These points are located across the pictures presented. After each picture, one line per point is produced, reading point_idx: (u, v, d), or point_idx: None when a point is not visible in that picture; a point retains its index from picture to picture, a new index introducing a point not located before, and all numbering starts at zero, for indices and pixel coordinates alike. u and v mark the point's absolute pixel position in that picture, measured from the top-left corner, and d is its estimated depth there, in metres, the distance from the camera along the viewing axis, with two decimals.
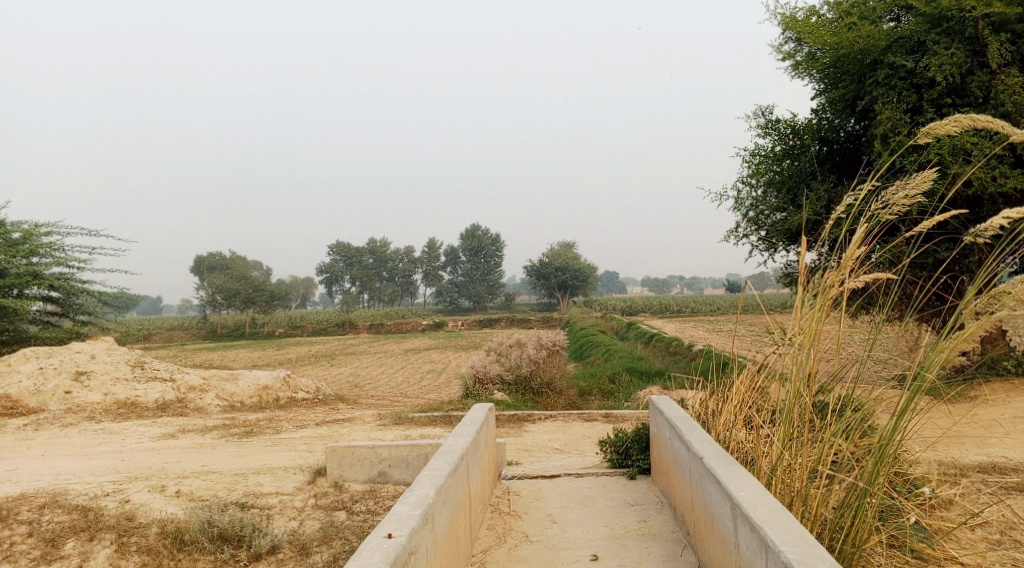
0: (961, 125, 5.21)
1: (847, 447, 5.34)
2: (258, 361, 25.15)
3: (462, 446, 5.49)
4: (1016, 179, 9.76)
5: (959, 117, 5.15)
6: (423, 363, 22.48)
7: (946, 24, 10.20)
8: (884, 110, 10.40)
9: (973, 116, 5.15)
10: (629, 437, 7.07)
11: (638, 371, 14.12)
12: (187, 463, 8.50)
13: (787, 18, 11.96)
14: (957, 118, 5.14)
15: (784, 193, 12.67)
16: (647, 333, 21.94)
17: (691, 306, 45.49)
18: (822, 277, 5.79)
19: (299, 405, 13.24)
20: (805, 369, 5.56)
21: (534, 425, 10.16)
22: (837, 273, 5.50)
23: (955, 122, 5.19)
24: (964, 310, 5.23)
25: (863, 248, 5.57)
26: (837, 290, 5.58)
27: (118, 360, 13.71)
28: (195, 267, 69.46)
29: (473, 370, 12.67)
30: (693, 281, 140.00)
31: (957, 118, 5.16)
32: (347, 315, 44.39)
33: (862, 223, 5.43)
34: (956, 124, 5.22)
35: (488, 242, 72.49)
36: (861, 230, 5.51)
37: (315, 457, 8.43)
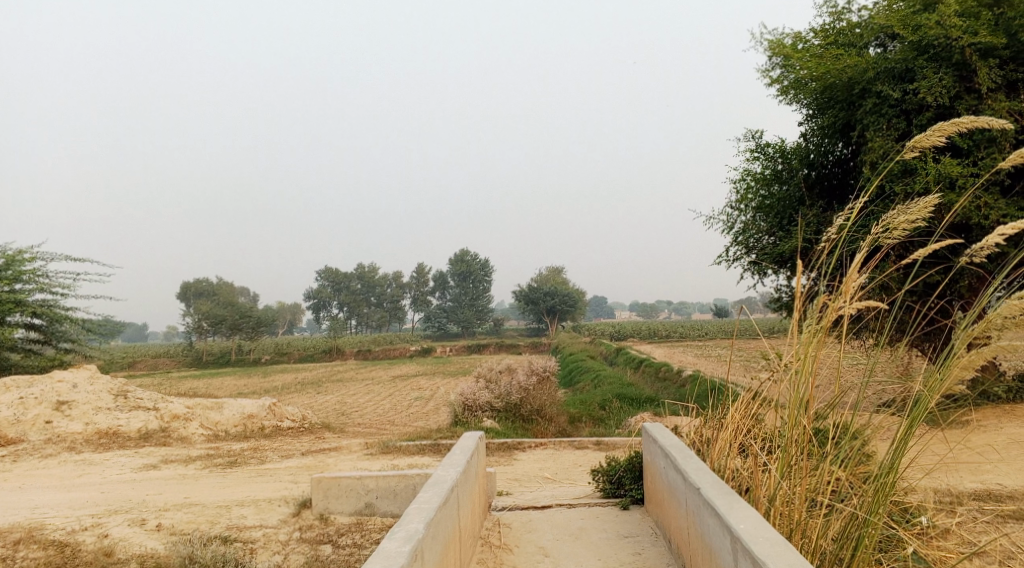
0: (947, 131, 5.19)
1: (847, 476, 5.21)
2: (244, 389, 24.86)
3: (452, 478, 5.33)
4: (1003, 209, 9.69)
5: (945, 124, 5.07)
6: (412, 389, 22.28)
7: (932, 50, 10.15)
8: (875, 137, 10.42)
9: (958, 119, 5.13)
10: (621, 466, 6.93)
11: (629, 397, 13.99)
12: (169, 494, 8.29)
13: (774, 46, 12.01)
14: (940, 124, 5.11)
15: (773, 217, 12.63)
16: (636, 358, 21.86)
17: (680, 331, 45.49)
18: (817, 303, 5.70)
19: (285, 434, 13.03)
20: (803, 396, 5.44)
21: (524, 453, 10.00)
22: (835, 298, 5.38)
23: (939, 130, 5.18)
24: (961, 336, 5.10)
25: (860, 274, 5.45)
26: (835, 316, 5.47)
27: (100, 389, 13.47)
28: (181, 293, 69.10)
29: (462, 397, 12.50)
30: (681, 306, 140.31)
31: (941, 124, 5.13)
32: (334, 341, 44.11)
33: (859, 250, 5.37)
34: (945, 133, 5.16)
35: (476, 267, 72.45)
36: (861, 257, 5.45)
37: (301, 489, 8.23)
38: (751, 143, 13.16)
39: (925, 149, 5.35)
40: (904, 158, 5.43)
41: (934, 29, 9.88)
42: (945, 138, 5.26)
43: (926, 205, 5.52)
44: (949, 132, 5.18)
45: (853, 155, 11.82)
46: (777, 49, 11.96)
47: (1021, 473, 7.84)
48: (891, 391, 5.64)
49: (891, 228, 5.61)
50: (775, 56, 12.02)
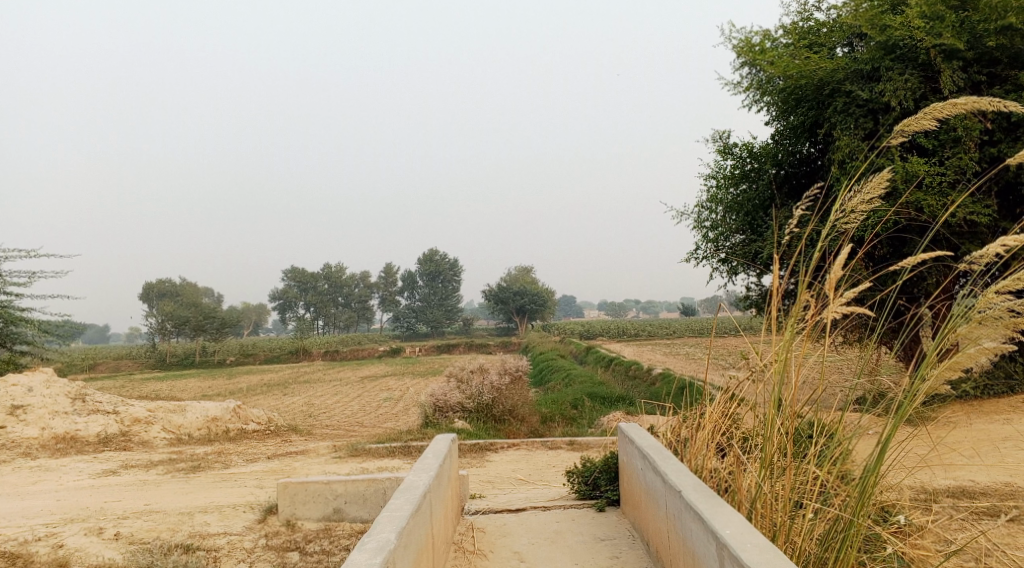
0: (937, 114, 5.11)
1: (829, 477, 5.09)
2: (210, 391, 24.40)
3: (424, 483, 5.15)
4: (969, 207, 9.63)
5: (935, 107, 5.02)
6: (380, 390, 22.00)
7: (898, 50, 10.19)
8: (842, 136, 10.37)
9: (952, 101, 5.06)
10: (597, 467, 6.78)
11: (600, 396, 13.87)
12: (128, 501, 7.98)
13: (742, 45, 11.93)
14: (931, 107, 5.04)
15: (743, 216, 12.55)
16: (606, 356, 21.80)
17: (649, 330, 45.66)
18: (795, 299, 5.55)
19: (250, 437, 12.72)
20: (783, 395, 5.29)
21: (497, 454, 9.82)
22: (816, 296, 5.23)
23: (931, 112, 5.10)
24: (948, 334, 4.95)
25: (841, 270, 5.32)
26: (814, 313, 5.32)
27: (57, 392, 13.03)
28: (144, 294, 67.90)
29: (433, 398, 12.30)
30: (648, 305, 141.27)
31: (935, 104, 5.05)
32: (301, 341, 43.58)
33: (840, 247, 5.25)
34: (933, 115, 5.10)
35: (445, 267, 72.21)
36: (840, 254, 5.34)
37: (267, 494, 7.98)
38: (720, 142, 13.09)
39: (913, 134, 5.24)
40: (890, 143, 5.33)
41: (899, 30, 9.84)
42: (934, 123, 5.19)
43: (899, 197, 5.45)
44: (940, 115, 5.10)
45: (821, 154, 11.79)
46: (745, 47, 11.87)
47: (995, 469, 7.81)
48: (874, 391, 5.52)
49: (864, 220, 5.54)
50: (743, 55, 11.94)
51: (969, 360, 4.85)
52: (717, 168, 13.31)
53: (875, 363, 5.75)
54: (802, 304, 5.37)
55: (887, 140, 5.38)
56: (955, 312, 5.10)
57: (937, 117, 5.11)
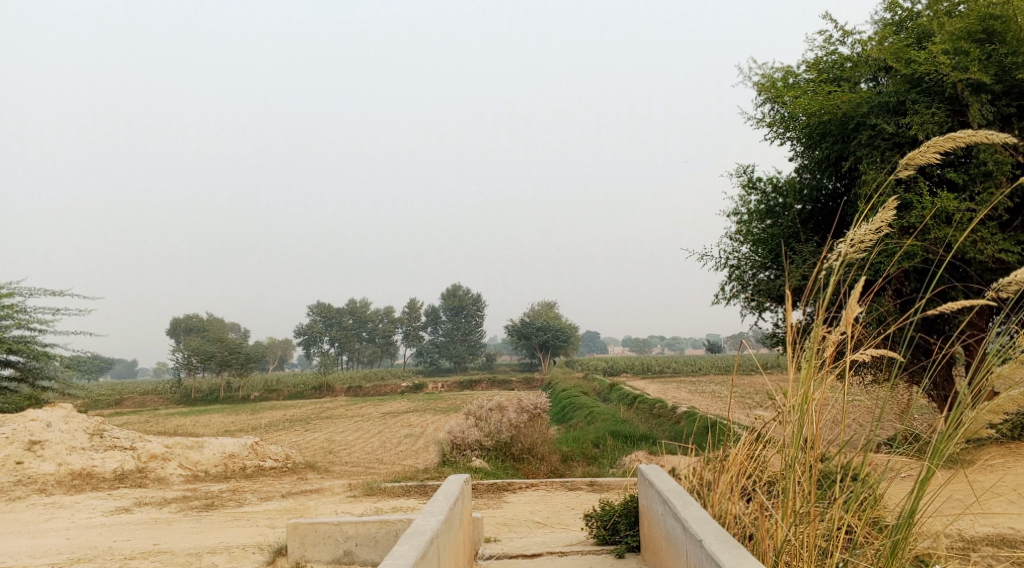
0: (940, 147, 4.91)
1: (859, 524, 4.83)
2: (232, 426, 24.28)
3: (432, 527, 4.94)
4: (998, 244, 9.34)
5: (937, 141, 4.83)
6: (402, 426, 21.82)
7: (924, 84, 9.98)
8: (868, 170, 10.12)
9: (955, 136, 4.88)
10: (617, 510, 6.54)
11: (622, 434, 13.59)
12: (138, 541, 7.83)
13: (764, 81, 11.82)
14: (935, 139, 4.84)
15: (768, 252, 12.28)
16: (629, 394, 21.47)
17: (674, 366, 45.20)
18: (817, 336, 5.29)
19: (266, 474, 12.57)
20: (808, 438, 5.02)
21: (515, 494, 9.60)
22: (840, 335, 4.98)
23: (935, 146, 4.89)
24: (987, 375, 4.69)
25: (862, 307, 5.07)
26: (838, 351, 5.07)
27: (75, 428, 12.98)
28: (171, 329, 68.43)
29: (451, 435, 12.10)
30: (673, 341, 140.30)
31: (936, 139, 4.85)
32: (324, 377, 43.57)
33: (856, 282, 5.02)
34: (933, 149, 4.90)
35: (469, 302, 72.15)
36: (858, 289, 5.11)
37: (278, 534, 7.79)
38: (744, 177, 12.89)
39: (919, 167, 5.02)
40: (896, 178, 5.12)
41: (925, 63, 9.65)
42: (939, 157, 4.98)
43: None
44: (945, 148, 4.90)
45: (847, 190, 11.50)
46: (767, 84, 11.75)
47: None
48: (903, 431, 5.26)
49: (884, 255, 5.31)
50: (765, 90, 11.82)
51: (1013, 405, 4.56)
52: (742, 204, 13.09)
53: (903, 402, 5.49)
54: (826, 343, 5.11)
55: (896, 173, 5.16)
56: (993, 351, 4.81)
57: (949, 149, 4.91)
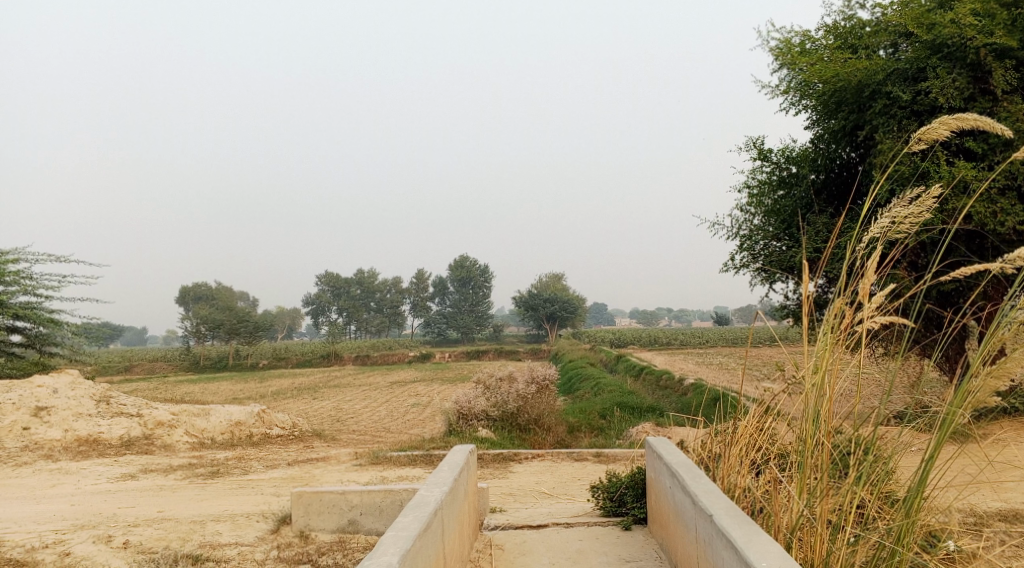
0: (952, 124, 4.70)
1: (870, 499, 4.72)
2: (241, 394, 24.34)
3: (435, 498, 4.86)
4: (1019, 215, 9.13)
5: (947, 119, 4.63)
6: (409, 396, 21.81)
7: (946, 50, 9.73)
8: (884, 140, 9.91)
9: (961, 114, 4.68)
10: (623, 483, 6.47)
11: (629, 406, 13.51)
12: (141, 508, 7.80)
13: (780, 47, 11.56)
14: (944, 118, 4.64)
15: (781, 222, 12.09)
16: (636, 365, 21.40)
17: (681, 338, 45.10)
18: (833, 309, 5.13)
19: (273, 442, 12.56)
20: (821, 411, 4.89)
21: (521, 465, 9.55)
22: (857, 307, 4.83)
23: (948, 121, 4.69)
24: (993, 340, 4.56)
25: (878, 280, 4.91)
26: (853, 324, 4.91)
27: (82, 394, 12.97)
28: (181, 297, 68.69)
29: (457, 405, 12.06)
30: (680, 314, 140.17)
31: (945, 117, 4.64)
32: (332, 346, 43.69)
33: (871, 255, 4.85)
34: (945, 126, 4.71)
35: (476, 273, 72.00)
36: (875, 260, 4.94)
37: (282, 503, 7.76)
38: (756, 148, 12.68)
39: (932, 142, 4.84)
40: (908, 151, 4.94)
41: (949, 28, 9.40)
42: (951, 132, 4.79)
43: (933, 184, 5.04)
44: (959, 123, 4.70)
45: (861, 159, 11.27)
46: (782, 50, 11.50)
47: None
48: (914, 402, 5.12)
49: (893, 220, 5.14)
50: (780, 57, 11.59)
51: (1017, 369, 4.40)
52: (753, 176, 12.90)
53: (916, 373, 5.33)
54: (841, 315, 4.96)
55: (910, 145, 4.96)
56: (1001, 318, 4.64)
57: (966, 127, 4.72)
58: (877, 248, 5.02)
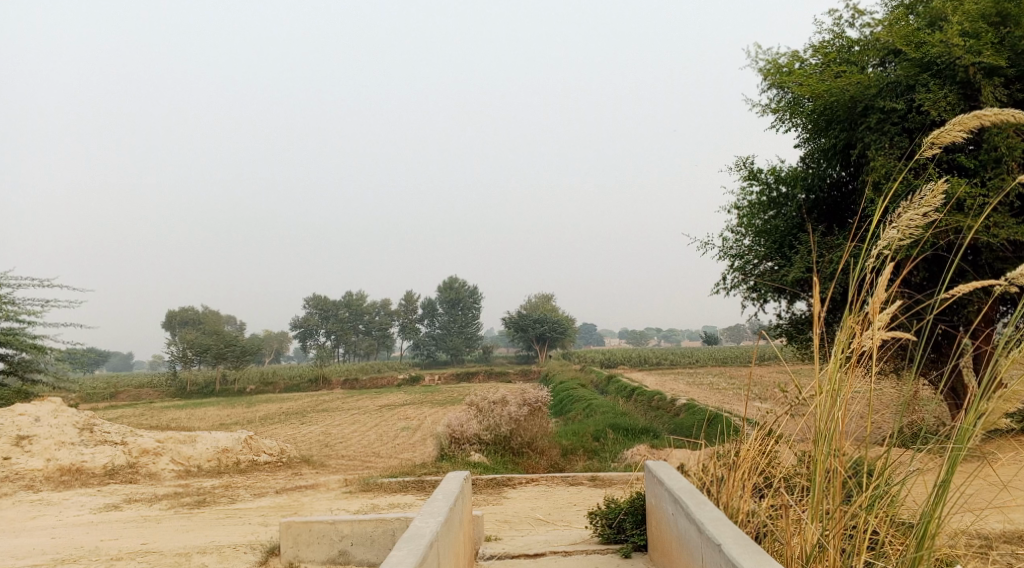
0: (968, 124, 4.60)
1: (882, 525, 4.58)
2: (228, 420, 24.03)
3: (431, 530, 4.68)
4: (1012, 229, 9.06)
5: (964, 118, 4.53)
6: (398, 419, 21.56)
7: (935, 67, 9.68)
8: (876, 156, 9.82)
9: (976, 114, 4.56)
10: (622, 509, 6.29)
11: (623, 427, 13.33)
12: (125, 540, 7.56)
13: (769, 67, 11.54)
14: (962, 117, 4.53)
15: (772, 242, 11.99)
16: (627, 385, 21.25)
17: (671, 358, 44.99)
18: (842, 328, 4.96)
19: (260, 470, 12.31)
20: (831, 433, 4.72)
21: (515, 490, 9.36)
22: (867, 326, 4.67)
23: (963, 122, 4.58)
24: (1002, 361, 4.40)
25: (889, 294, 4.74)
26: (862, 344, 4.75)
27: (65, 422, 12.68)
28: (167, 321, 68.17)
29: (449, 428, 11.85)
30: (669, 333, 140.22)
31: (964, 116, 4.54)
32: (320, 369, 43.32)
33: (882, 268, 4.69)
34: (962, 126, 4.60)
35: (465, 294, 71.84)
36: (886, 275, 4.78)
37: (270, 533, 7.54)
38: (746, 168, 12.62)
39: (943, 146, 4.72)
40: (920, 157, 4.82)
41: (937, 46, 9.37)
42: (965, 135, 4.69)
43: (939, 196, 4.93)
44: (975, 123, 4.60)
45: (851, 178, 11.18)
46: (772, 69, 11.47)
47: None
48: (916, 423, 4.98)
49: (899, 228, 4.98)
50: (769, 76, 11.56)
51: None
52: (743, 197, 12.83)
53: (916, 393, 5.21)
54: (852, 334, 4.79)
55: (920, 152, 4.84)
56: (1005, 338, 4.48)
57: (981, 126, 4.61)
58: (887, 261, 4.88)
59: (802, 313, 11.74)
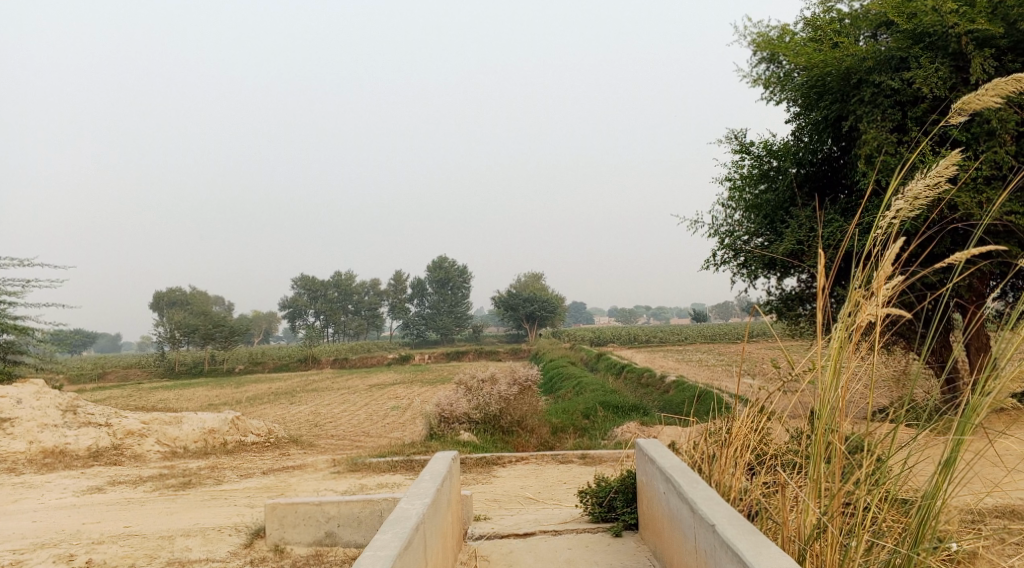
0: (1003, 89, 4.32)
1: (882, 503, 4.48)
2: (216, 400, 23.93)
3: (417, 513, 4.56)
4: (1005, 206, 8.96)
5: (998, 82, 4.25)
6: (388, 399, 21.49)
7: (928, 39, 9.53)
8: (869, 129, 9.68)
9: (1011, 79, 4.28)
10: (613, 487, 6.19)
11: (613, 404, 13.25)
12: (107, 524, 7.43)
13: (760, 39, 11.37)
14: (997, 81, 4.25)
15: (763, 217, 11.87)
16: (617, 363, 21.22)
17: (661, 336, 45.00)
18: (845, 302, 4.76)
19: (248, 450, 12.18)
20: (832, 410, 4.57)
21: (504, 469, 9.27)
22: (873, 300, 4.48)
23: (995, 88, 4.31)
24: (1008, 340, 4.28)
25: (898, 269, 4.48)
26: (866, 320, 4.58)
27: (48, 404, 12.50)
28: (155, 302, 67.82)
29: (438, 408, 11.73)
30: (659, 312, 140.58)
31: (1000, 80, 4.26)
32: (309, 349, 43.12)
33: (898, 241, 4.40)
34: (997, 91, 4.32)
35: (455, 273, 71.64)
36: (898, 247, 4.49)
37: (256, 516, 7.42)
38: (737, 142, 12.49)
39: (971, 112, 4.44)
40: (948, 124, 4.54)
41: (930, 16, 9.20)
42: (1001, 99, 4.39)
43: (947, 166, 4.75)
44: (1008, 89, 4.33)
45: (843, 152, 11.07)
46: (762, 42, 11.30)
47: None
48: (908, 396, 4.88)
49: (913, 200, 4.72)
50: (760, 50, 11.40)
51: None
52: (733, 171, 12.70)
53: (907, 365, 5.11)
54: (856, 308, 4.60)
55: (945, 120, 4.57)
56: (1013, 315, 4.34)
57: (1009, 91, 4.33)
58: (894, 234, 4.72)
59: (792, 288, 11.63)
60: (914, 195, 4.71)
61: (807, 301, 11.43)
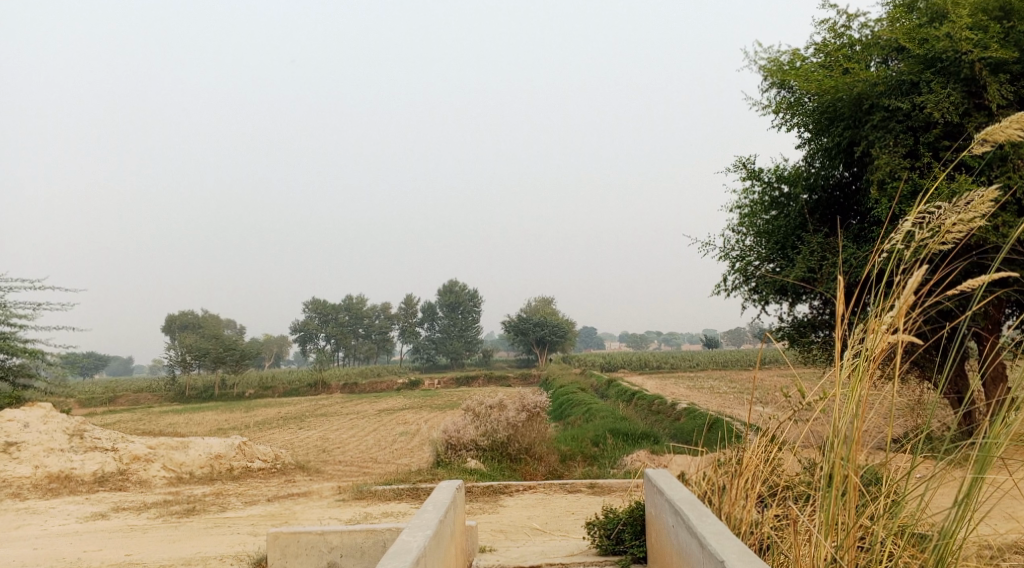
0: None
1: (900, 539, 4.33)
2: (225, 424, 23.84)
3: (419, 545, 4.45)
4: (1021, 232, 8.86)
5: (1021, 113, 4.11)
6: (397, 424, 21.39)
7: (939, 64, 9.46)
8: (881, 154, 9.60)
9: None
10: (621, 519, 6.07)
11: (622, 432, 13.10)
12: (109, 551, 7.33)
13: (770, 65, 11.35)
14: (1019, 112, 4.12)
15: (773, 243, 11.78)
16: (627, 390, 21.07)
17: (671, 361, 44.79)
18: (862, 331, 4.62)
19: (254, 476, 12.09)
20: (849, 442, 4.42)
21: (512, 497, 9.15)
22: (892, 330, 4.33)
23: (1018, 119, 4.18)
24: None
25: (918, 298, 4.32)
26: (884, 349, 4.43)
27: (55, 428, 12.45)
28: (166, 326, 68.03)
29: (445, 434, 11.62)
30: (670, 337, 140.05)
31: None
32: (319, 373, 43.03)
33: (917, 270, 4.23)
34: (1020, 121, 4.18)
35: (465, 298, 71.65)
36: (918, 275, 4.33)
37: (259, 544, 7.33)
38: (747, 168, 12.43)
39: (992, 142, 4.31)
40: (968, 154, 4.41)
41: (942, 43, 9.13)
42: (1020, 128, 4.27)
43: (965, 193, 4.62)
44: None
45: (855, 178, 10.99)
46: (773, 68, 11.27)
47: None
48: (919, 427, 4.75)
49: (931, 227, 4.58)
50: (770, 75, 11.37)
51: None
52: (743, 197, 12.63)
53: (919, 395, 4.99)
54: (874, 338, 4.45)
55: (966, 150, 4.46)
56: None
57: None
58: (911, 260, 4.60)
59: (805, 315, 11.52)
60: (931, 222, 4.58)
61: (819, 328, 11.31)
